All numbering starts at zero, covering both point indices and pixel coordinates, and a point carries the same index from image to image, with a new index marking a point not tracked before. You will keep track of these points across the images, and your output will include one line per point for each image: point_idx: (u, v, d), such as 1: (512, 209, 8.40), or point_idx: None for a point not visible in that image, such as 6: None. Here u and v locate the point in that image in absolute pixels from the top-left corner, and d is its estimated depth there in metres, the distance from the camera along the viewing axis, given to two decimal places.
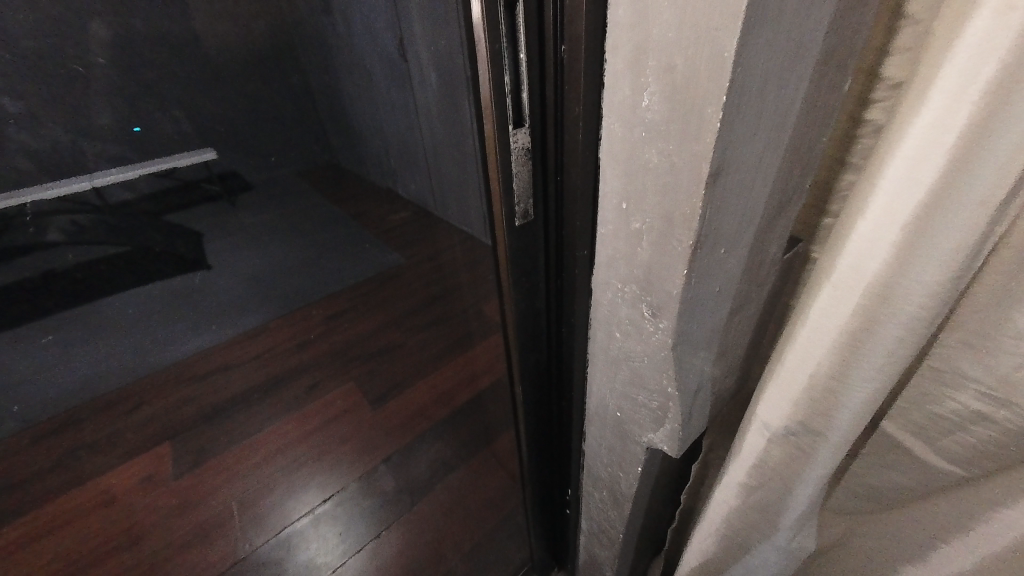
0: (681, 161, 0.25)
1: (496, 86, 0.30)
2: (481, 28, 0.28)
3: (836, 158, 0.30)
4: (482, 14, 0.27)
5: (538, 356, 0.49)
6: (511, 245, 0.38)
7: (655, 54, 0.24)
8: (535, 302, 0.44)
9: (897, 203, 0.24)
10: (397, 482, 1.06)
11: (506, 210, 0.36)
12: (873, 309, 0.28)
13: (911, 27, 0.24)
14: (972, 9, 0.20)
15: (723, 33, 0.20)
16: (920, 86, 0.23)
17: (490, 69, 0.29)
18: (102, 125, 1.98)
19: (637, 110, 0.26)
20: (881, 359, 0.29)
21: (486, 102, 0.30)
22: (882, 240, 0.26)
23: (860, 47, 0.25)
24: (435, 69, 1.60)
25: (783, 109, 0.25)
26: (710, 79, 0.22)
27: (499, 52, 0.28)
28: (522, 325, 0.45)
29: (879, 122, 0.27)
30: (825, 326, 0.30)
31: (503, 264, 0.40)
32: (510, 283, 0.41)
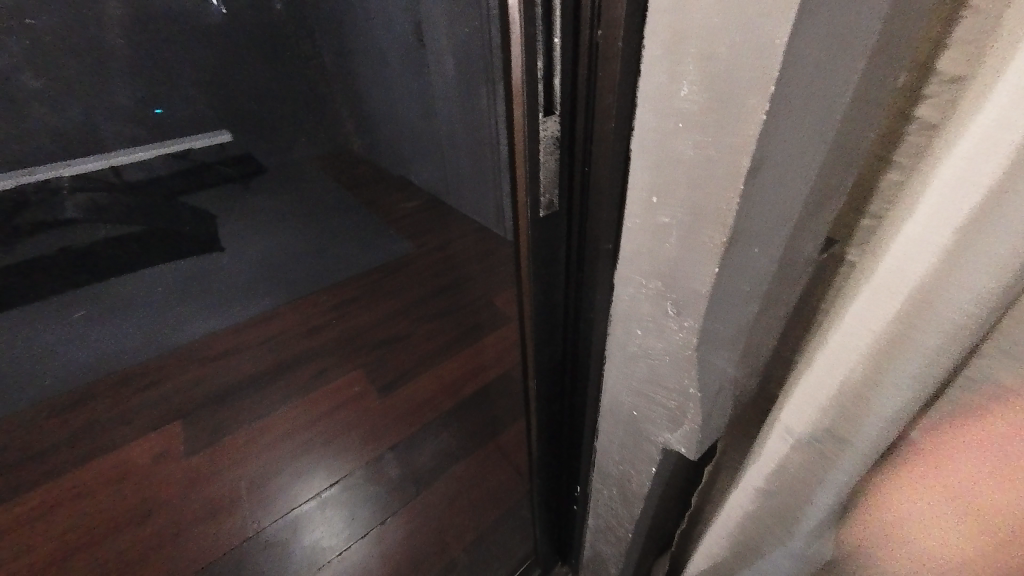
0: (717, 155, 0.24)
1: (527, 73, 0.29)
2: (515, 11, 0.27)
3: (879, 156, 0.29)
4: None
5: (553, 349, 0.48)
6: (533, 236, 0.37)
7: (696, 41, 0.23)
8: (553, 296, 0.43)
9: (950, 204, 0.23)
10: (402, 469, 1.07)
11: (531, 200, 0.35)
12: (915, 314, 0.27)
13: (973, 17, 0.23)
14: None
15: (773, 22, 0.19)
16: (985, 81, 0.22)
17: (523, 55, 0.28)
18: (124, 105, 2.01)
19: (672, 101, 0.25)
20: (919, 369, 0.28)
21: (516, 89, 0.30)
22: (930, 243, 0.25)
23: (914, 38, 0.24)
24: (454, 56, 1.58)
25: (829, 103, 0.24)
26: (755, 69, 0.21)
27: (533, 37, 0.28)
28: (539, 320, 0.44)
29: (929, 120, 0.26)
30: (863, 329, 0.29)
31: (523, 255, 0.40)
32: (529, 275, 0.41)
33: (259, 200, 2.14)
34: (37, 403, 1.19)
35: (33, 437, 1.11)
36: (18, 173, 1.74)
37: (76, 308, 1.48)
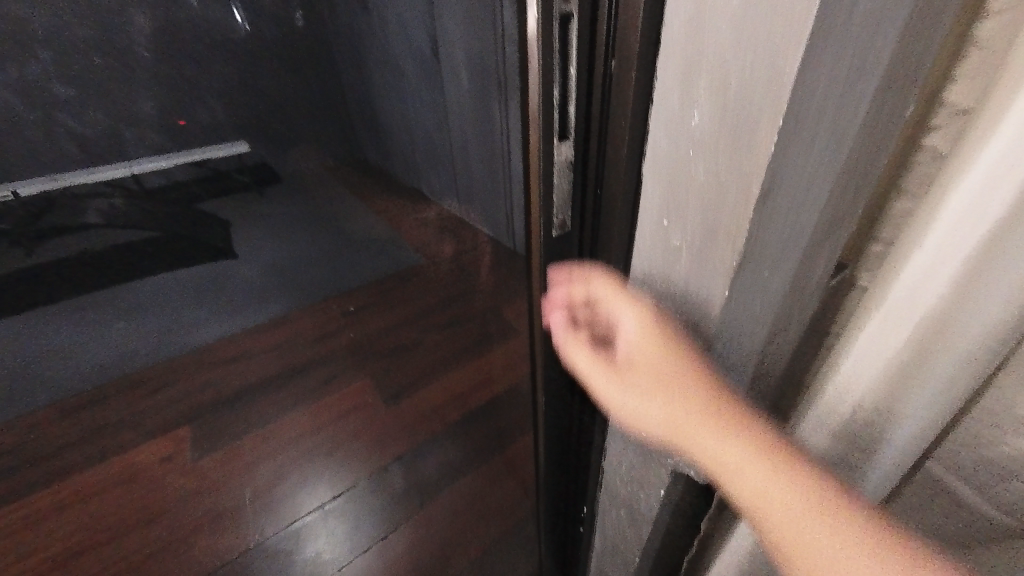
0: (728, 181, 0.26)
1: (545, 100, 0.30)
2: (537, 46, 0.28)
3: (890, 185, 0.30)
4: (538, 33, 0.28)
5: (561, 368, 0.48)
6: (545, 254, 0.38)
7: (707, 72, 0.25)
8: (563, 316, 0.43)
9: (959, 231, 0.24)
10: (406, 482, 1.07)
11: (544, 222, 0.36)
12: (929, 339, 0.27)
13: (976, 55, 0.25)
14: None
15: (782, 58, 0.22)
16: (990, 113, 0.22)
17: (540, 85, 0.30)
18: (144, 113, 2.03)
19: (685, 130, 0.27)
20: (936, 395, 0.28)
21: (534, 116, 0.31)
22: (942, 269, 0.25)
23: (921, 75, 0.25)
24: (468, 68, 1.63)
25: (841, 135, 0.25)
26: (765, 100, 0.23)
27: (550, 68, 0.29)
28: (548, 340, 0.44)
29: (938, 150, 0.27)
30: (877, 354, 0.29)
31: (536, 273, 0.41)
32: (541, 294, 0.41)
33: (275, 207, 2.18)
34: (52, 403, 1.23)
35: (45, 438, 1.14)
36: (29, 185, 1.74)
37: (94, 310, 1.52)
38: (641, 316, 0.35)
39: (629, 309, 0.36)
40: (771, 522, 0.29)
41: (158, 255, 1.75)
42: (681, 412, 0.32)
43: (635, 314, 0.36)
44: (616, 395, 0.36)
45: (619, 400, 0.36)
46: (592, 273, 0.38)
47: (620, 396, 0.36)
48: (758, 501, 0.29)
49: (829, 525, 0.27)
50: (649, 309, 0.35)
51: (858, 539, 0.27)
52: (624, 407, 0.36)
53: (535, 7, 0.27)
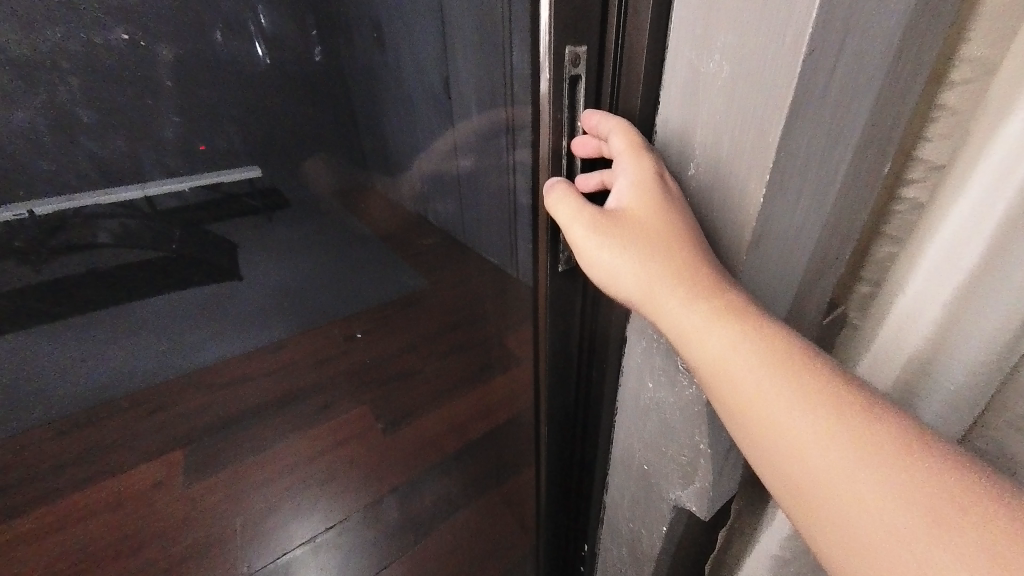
0: (726, 225, 0.31)
1: (554, 152, 0.35)
2: (546, 105, 0.32)
3: (875, 231, 0.36)
4: (548, 94, 0.31)
5: (565, 397, 0.49)
6: (552, 288, 0.40)
7: (704, 131, 0.29)
8: (568, 346, 0.45)
9: (946, 268, 0.30)
10: (399, 515, 1.10)
11: (551, 257, 0.38)
12: (937, 350, 0.33)
13: (944, 119, 0.31)
14: (1000, 122, 0.27)
15: (769, 125, 0.26)
16: (959, 175, 0.29)
17: (551, 138, 0.34)
18: None
19: (685, 178, 0.32)
20: (947, 395, 0.34)
21: (543, 164, 0.36)
22: (939, 295, 0.31)
23: (880, 140, 0.31)
24: (479, 108, 1.72)
25: (822, 188, 0.30)
26: (753, 158, 0.28)
27: (561, 124, 0.33)
28: (554, 371, 0.46)
29: (915, 201, 0.34)
30: (893, 355, 0.35)
31: (541, 305, 0.42)
32: (545, 327, 0.42)
33: None
34: None
35: None
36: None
37: None
38: (641, 167, 0.31)
39: (632, 155, 0.31)
40: (726, 379, 0.28)
41: None
42: (663, 274, 0.30)
43: (632, 172, 0.31)
44: (593, 251, 0.32)
45: (595, 255, 0.32)
46: (603, 120, 0.32)
47: (599, 252, 0.32)
48: (720, 360, 0.28)
49: (798, 393, 0.26)
50: (650, 162, 0.31)
51: (828, 406, 0.26)
52: (600, 266, 0.32)
53: (548, 71, 0.30)
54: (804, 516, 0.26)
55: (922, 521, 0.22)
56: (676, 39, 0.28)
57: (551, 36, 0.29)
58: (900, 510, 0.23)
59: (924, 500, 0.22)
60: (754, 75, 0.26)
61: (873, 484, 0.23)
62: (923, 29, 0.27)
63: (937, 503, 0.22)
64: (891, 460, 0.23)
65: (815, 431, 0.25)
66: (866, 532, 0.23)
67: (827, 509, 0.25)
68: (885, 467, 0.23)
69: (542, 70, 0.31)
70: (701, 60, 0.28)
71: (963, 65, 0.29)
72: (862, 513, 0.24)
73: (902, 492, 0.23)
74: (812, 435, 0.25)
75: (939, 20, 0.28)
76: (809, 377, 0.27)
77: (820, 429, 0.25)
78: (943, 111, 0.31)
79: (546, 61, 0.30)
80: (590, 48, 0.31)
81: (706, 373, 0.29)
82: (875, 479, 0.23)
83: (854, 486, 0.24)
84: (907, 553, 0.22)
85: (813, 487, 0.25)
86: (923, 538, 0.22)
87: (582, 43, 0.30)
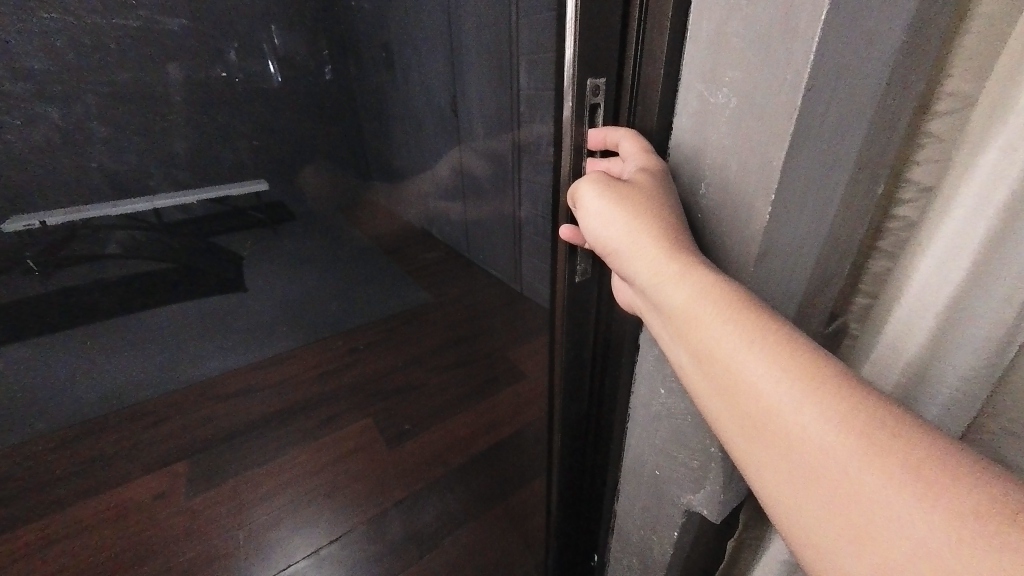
0: (733, 242, 0.33)
1: (574, 171, 0.36)
2: (569, 128, 0.34)
3: (873, 245, 0.39)
4: (571, 117, 0.34)
5: (578, 405, 0.51)
6: (568, 299, 0.42)
7: (712, 155, 0.32)
8: (582, 355, 0.47)
9: (943, 274, 0.32)
10: (405, 530, 1.04)
11: (569, 270, 0.40)
12: (938, 349, 0.34)
13: (933, 144, 0.33)
14: (981, 146, 0.29)
15: (772, 150, 0.29)
16: (944, 197, 0.32)
17: (571, 157, 0.36)
18: None
19: (694, 196, 0.35)
20: (947, 394, 0.35)
21: (563, 185, 0.37)
22: (936, 301, 0.33)
23: (874, 163, 0.33)
24: (485, 125, 1.76)
25: (823, 205, 0.33)
26: (759, 178, 0.30)
27: (582, 144, 0.35)
28: (568, 379, 0.48)
29: (907, 219, 0.36)
30: (894, 354, 0.37)
31: (558, 316, 0.44)
32: (561, 336, 0.44)
33: (291, 242, 2.26)
34: (47, 432, 1.24)
35: (39, 467, 1.14)
36: None
37: (105, 337, 1.56)
38: (650, 163, 0.33)
39: (641, 156, 0.34)
40: (694, 327, 0.26)
41: (167, 291, 1.80)
42: (649, 229, 0.29)
43: (638, 162, 0.34)
44: (594, 206, 0.31)
45: (595, 212, 0.31)
46: (613, 131, 0.35)
47: (598, 202, 0.31)
48: (688, 309, 0.26)
49: (765, 341, 0.23)
50: (655, 159, 0.34)
51: (803, 362, 0.22)
52: (594, 218, 0.32)
53: (571, 100, 0.33)
54: (758, 464, 0.23)
55: (884, 470, 0.19)
56: (688, 74, 0.32)
57: (575, 69, 0.32)
58: (870, 467, 0.19)
59: (887, 448, 0.19)
60: (759, 106, 0.28)
61: (838, 428, 0.20)
62: (910, 65, 0.30)
63: (906, 451, 0.19)
64: (860, 411, 0.21)
65: (783, 374, 0.22)
66: (818, 475, 0.21)
67: (782, 452, 0.22)
68: (851, 412, 0.21)
69: (566, 98, 0.33)
70: (710, 92, 0.31)
71: (946, 98, 0.32)
72: (819, 460, 0.21)
73: (871, 438, 0.20)
74: (779, 384, 0.22)
75: (924, 55, 0.30)
76: (779, 324, 0.24)
77: (788, 382, 0.22)
78: (930, 137, 0.33)
79: (569, 90, 0.33)
80: (608, 79, 0.34)
81: (674, 317, 0.27)
82: (842, 425, 0.20)
83: (819, 434, 0.21)
84: (870, 501, 0.19)
85: (773, 429, 0.22)
86: (884, 480, 0.19)
87: (601, 75, 0.33)
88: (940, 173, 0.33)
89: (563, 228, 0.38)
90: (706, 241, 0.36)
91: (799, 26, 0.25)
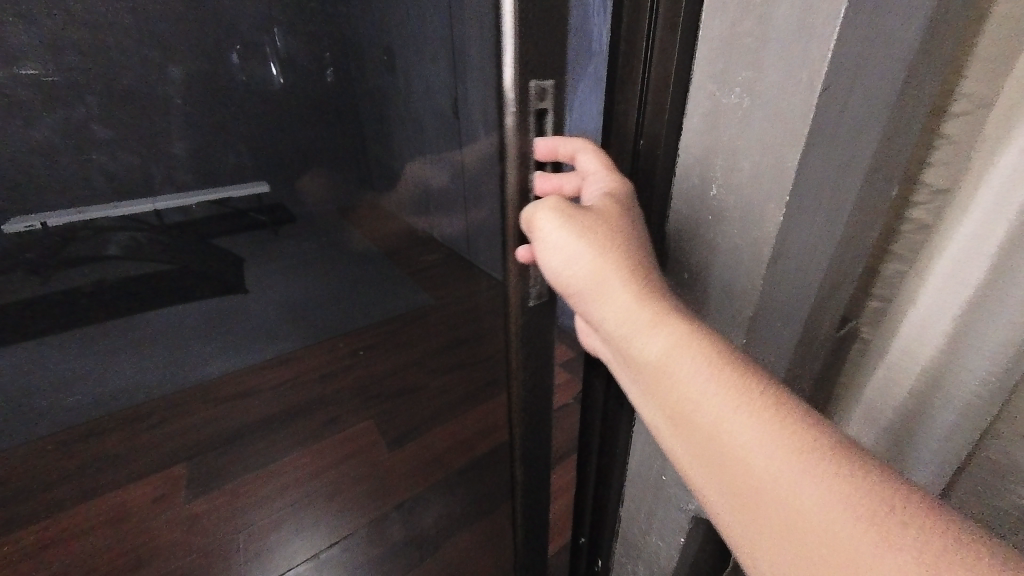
0: (744, 245, 0.33)
1: (522, 189, 0.33)
2: (511, 139, 0.31)
3: (886, 248, 0.39)
4: (514, 127, 0.31)
5: (538, 434, 0.50)
6: (521, 325, 0.40)
7: (722, 157, 0.32)
8: (542, 381, 0.46)
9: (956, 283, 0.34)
10: (406, 532, 1.04)
11: (522, 293, 0.39)
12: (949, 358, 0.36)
13: (946, 146, 0.35)
14: (994, 154, 0.31)
15: (786, 153, 0.28)
16: (960, 203, 0.34)
17: (517, 170, 0.32)
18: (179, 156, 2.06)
19: (704, 198, 0.35)
20: (958, 404, 0.37)
21: (510, 205, 0.34)
22: (947, 308, 0.35)
23: (891, 165, 0.34)
24: (486, 127, 1.76)
25: (835, 208, 0.32)
26: (772, 181, 0.30)
27: (527, 154, 0.32)
28: (525, 409, 0.46)
29: (923, 220, 0.37)
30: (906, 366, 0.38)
31: (512, 345, 0.42)
32: (517, 365, 0.43)
33: (292, 244, 2.25)
34: (46, 433, 1.24)
35: (37, 468, 1.14)
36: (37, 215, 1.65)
37: (105, 339, 1.56)
38: (613, 185, 0.34)
39: (606, 174, 0.34)
40: (673, 382, 0.26)
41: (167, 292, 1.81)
42: (623, 270, 0.29)
43: (603, 182, 0.34)
44: (555, 239, 0.30)
45: (557, 246, 0.30)
46: (570, 142, 0.34)
47: (561, 237, 0.30)
48: (667, 364, 0.26)
49: (745, 399, 0.24)
50: (617, 180, 0.34)
51: (781, 418, 0.23)
52: (558, 254, 0.30)
53: (513, 106, 0.30)
54: (739, 517, 0.24)
55: (848, 506, 0.21)
56: (699, 74, 0.31)
57: (516, 72, 0.29)
58: (853, 530, 0.20)
59: (872, 509, 0.20)
60: (773, 108, 0.28)
61: (816, 483, 0.21)
62: (926, 65, 0.30)
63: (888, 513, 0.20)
64: (838, 472, 0.21)
65: (756, 428, 0.23)
66: (801, 532, 0.22)
67: (759, 504, 0.23)
68: (829, 477, 0.21)
69: (507, 105, 0.31)
70: (721, 92, 0.31)
71: (962, 100, 0.33)
72: (802, 519, 0.22)
73: (855, 500, 0.21)
74: (759, 443, 0.23)
75: (941, 54, 0.30)
76: (739, 364, 0.25)
77: (768, 441, 0.23)
78: (943, 140, 0.34)
79: (510, 93, 0.30)
80: (556, 82, 0.31)
81: (653, 370, 0.27)
82: (824, 488, 0.21)
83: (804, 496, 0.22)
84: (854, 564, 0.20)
85: (754, 486, 0.23)
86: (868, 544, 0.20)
87: (547, 78, 0.31)
88: (954, 175, 0.34)
89: (518, 251, 0.36)
90: (715, 244, 0.35)
91: (815, 25, 0.25)
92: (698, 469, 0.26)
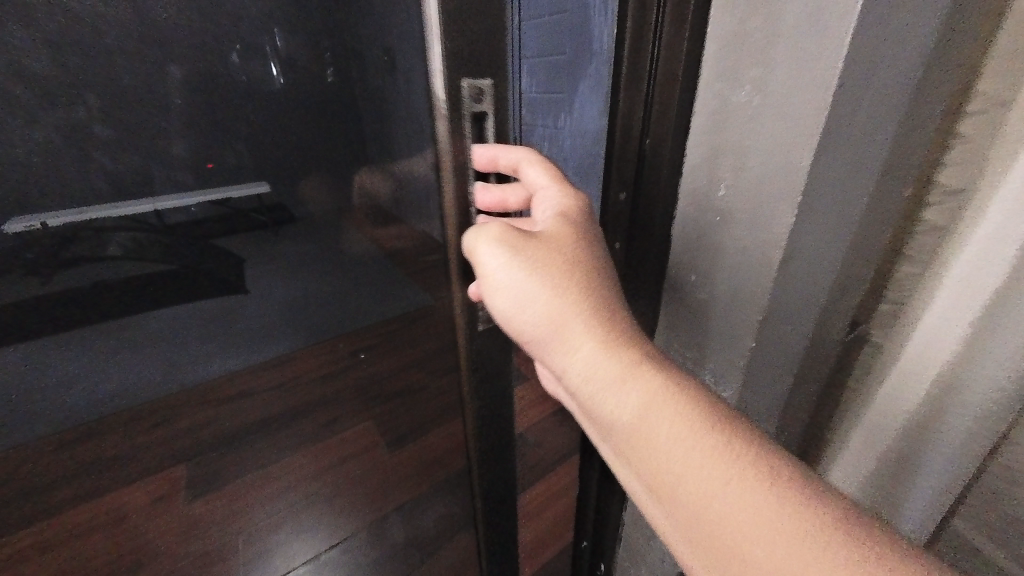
0: (753, 245, 0.33)
1: (461, 196, 0.32)
2: (444, 145, 0.31)
3: (899, 251, 0.38)
4: (446, 133, 0.30)
5: (499, 465, 0.48)
6: (471, 351, 0.39)
7: (731, 156, 0.32)
8: (499, 409, 0.44)
9: (969, 292, 0.34)
10: (405, 534, 1.03)
11: (469, 317, 0.38)
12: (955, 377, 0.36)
13: (960, 145, 0.34)
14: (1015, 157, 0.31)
15: (798, 153, 0.28)
16: (978, 203, 0.33)
17: (455, 182, 0.32)
18: (179, 156, 2.06)
19: (712, 198, 0.35)
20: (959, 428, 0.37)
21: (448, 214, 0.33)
22: (959, 321, 0.35)
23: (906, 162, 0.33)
24: None
25: (849, 210, 0.31)
26: (783, 181, 0.30)
27: (464, 161, 0.32)
28: (481, 439, 0.45)
29: (936, 222, 0.36)
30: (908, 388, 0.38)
31: (463, 371, 0.41)
32: (468, 393, 0.41)
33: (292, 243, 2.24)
34: (46, 432, 1.24)
35: (35, 468, 1.13)
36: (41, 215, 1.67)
37: (105, 339, 1.56)
38: (568, 200, 0.33)
39: (558, 187, 0.33)
40: (651, 444, 0.25)
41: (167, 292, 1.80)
42: (585, 319, 0.28)
43: (557, 194, 0.33)
44: (501, 278, 0.28)
45: (504, 285, 0.28)
46: (511, 150, 0.33)
47: (507, 277, 0.28)
48: (644, 426, 0.26)
49: (728, 463, 0.23)
50: (570, 193, 0.33)
51: (771, 483, 0.23)
52: (508, 297, 0.29)
53: (444, 109, 0.30)
54: None
55: None
56: (709, 72, 0.32)
57: (443, 73, 0.28)
58: None
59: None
60: (784, 106, 0.28)
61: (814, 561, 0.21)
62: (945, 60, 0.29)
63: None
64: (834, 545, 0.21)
65: (740, 496, 0.23)
66: None
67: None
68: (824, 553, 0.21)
69: (438, 107, 0.30)
70: (729, 91, 0.31)
71: (978, 98, 0.32)
72: None
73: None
74: (745, 513, 0.23)
75: (962, 48, 0.30)
76: (720, 422, 0.25)
77: (753, 509, 0.22)
78: (959, 138, 0.33)
79: (441, 96, 0.29)
80: (494, 80, 0.30)
81: (627, 432, 0.26)
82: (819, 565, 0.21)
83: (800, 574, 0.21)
84: None
85: (744, 558, 0.23)
86: None
87: (483, 76, 0.30)
88: (971, 175, 0.34)
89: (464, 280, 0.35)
90: (724, 245, 0.35)
91: (830, 22, 0.24)
92: (687, 536, 0.25)
